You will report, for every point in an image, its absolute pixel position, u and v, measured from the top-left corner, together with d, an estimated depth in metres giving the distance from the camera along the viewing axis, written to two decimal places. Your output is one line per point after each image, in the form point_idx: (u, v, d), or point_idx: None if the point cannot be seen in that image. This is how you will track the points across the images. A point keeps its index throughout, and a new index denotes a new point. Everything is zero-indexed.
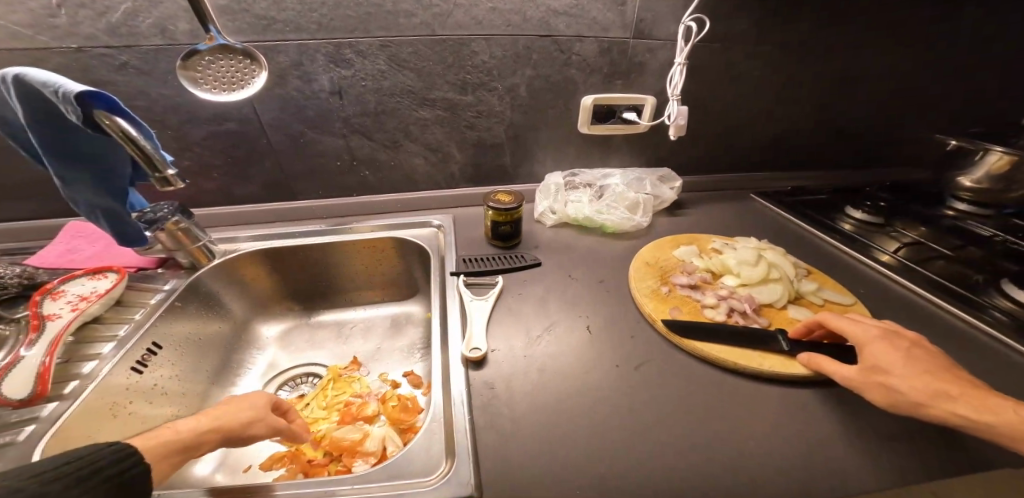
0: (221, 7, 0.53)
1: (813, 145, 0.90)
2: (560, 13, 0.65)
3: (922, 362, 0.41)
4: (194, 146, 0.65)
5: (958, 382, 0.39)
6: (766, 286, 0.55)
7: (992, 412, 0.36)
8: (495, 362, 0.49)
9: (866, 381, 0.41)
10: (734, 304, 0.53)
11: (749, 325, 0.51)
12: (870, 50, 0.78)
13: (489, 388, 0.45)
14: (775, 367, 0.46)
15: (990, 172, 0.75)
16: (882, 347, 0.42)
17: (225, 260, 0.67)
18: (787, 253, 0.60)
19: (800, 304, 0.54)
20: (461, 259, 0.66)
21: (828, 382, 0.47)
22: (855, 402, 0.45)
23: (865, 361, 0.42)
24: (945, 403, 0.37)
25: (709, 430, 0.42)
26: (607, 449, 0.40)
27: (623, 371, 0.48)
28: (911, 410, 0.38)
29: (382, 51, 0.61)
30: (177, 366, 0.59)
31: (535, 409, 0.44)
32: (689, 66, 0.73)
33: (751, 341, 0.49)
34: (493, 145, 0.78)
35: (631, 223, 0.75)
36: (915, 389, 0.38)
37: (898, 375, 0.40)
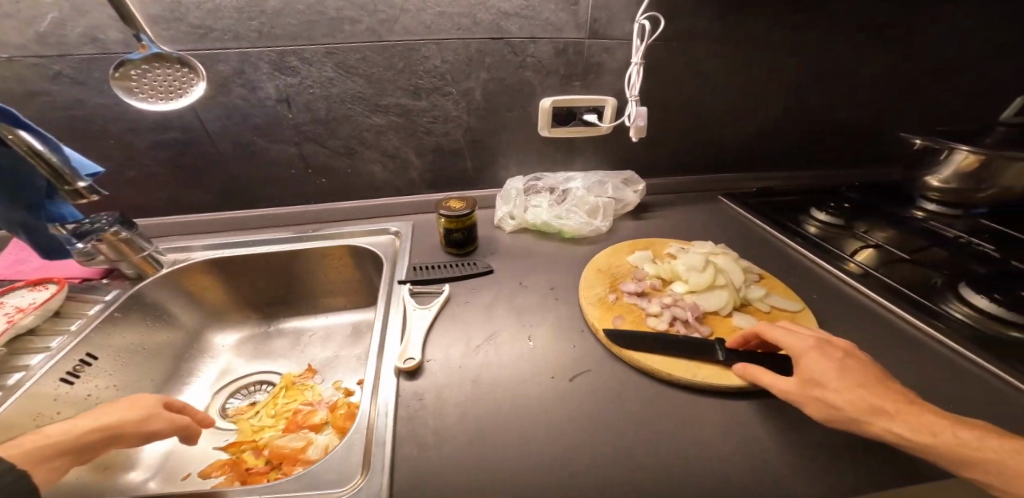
0: (153, 17, 0.53)
1: (784, 145, 0.88)
2: (512, 15, 0.63)
3: (858, 373, 0.39)
4: (138, 154, 0.66)
5: (895, 395, 0.37)
6: (712, 293, 0.54)
7: (925, 429, 0.34)
8: (430, 373, 0.49)
9: (801, 394, 0.40)
10: (677, 312, 0.52)
11: (690, 333, 0.51)
12: (836, 48, 0.76)
13: (417, 399, 0.45)
14: (709, 378, 0.45)
15: (957, 170, 0.74)
16: (818, 357, 0.41)
17: (171, 270, 0.70)
18: (739, 258, 0.59)
19: (745, 312, 0.53)
20: (411, 266, 0.66)
21: (764, 393, 0.46)
22: (786, 410, 0.44)
23: (800, 373, 0.41)
24: (880, 419, 0.36)
25: (634, 444, 0.41)
26: (527, 465, 0.39)
27: (558, 382, 0.47)
28: (847, 425, 0.37)
29: (328, 58, 0.61)
30: (116, 375, 0.61)
31: (461, 421, 0.43)
32: (646, 65, 0.72)
33: (689, 351, 0.48)
34: (453, 150, 0.77)
35: (589, 228, 0.74)
36: (848, 403, 0.37)
37: (832, 389, 0.38)
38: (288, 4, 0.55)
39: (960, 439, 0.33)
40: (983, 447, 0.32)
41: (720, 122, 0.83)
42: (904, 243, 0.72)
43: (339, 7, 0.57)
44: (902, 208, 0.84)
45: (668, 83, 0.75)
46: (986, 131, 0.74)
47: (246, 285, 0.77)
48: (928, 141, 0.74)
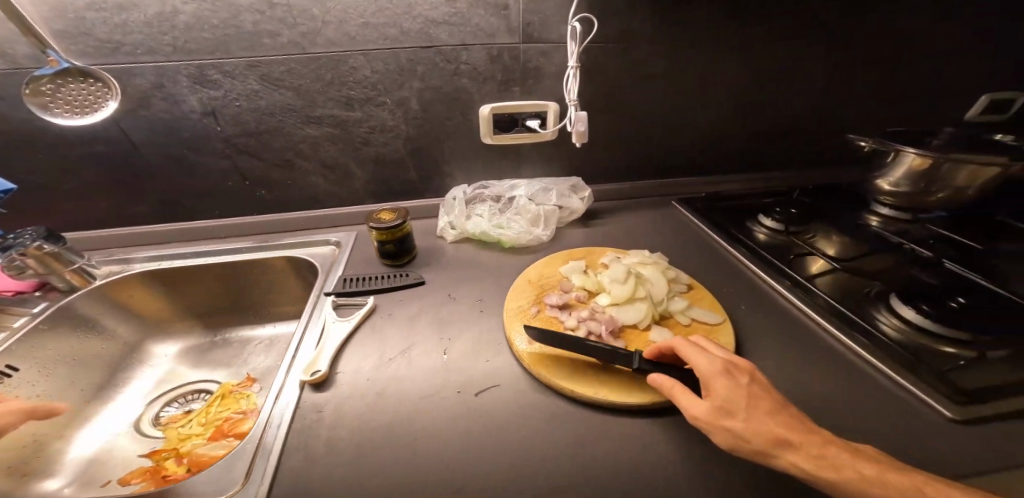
0: (59, 32, 0.53)
1: (736, 149, 0.87)
2: (441, 22, 0.62)
3: (767, 400, 0.38)
4: (69, 167, 0.67)
5: (800, 426, 0.36)
6: (632, 306, 0.53)
7: (832, 465, 0.33)
8: (334, 387, 0.49)
9: (711, 421, 0.37)
10: (592, 327, 0.51)
11: (601, 349, 0.50)
12: (777, 50, 0.75)
13: (315, 411, 0.46)
14: (607, 395, 0.45)
15: (907, 172, 0.71)
16: (729, 382, 0.39)
17: (104, 282, 0.72)
18: (666, 270, 0.59)
19: (663, 325, 0.52)
20: (342, 278, 0.66)
21: (666, 410, 0.45)
22: (677, 422, 0.44)
23: (713, 398, 0.38)
24: (788, 453, 0.34)
25: (522, 460, 0.40)
26: (407, 483, 0.39)
27: (462, 398, 0.47)
28: (755, 457, 0.35)
29: (251, 70, 0.60)
30: (40, 385, 0.63)
31: (353, 435, 0.43)
32: (583, 68, 0.71)
33: (591, 369, 0.48)
34: (396, 160, 0.76)
35: (529, 236, 0.73)
36: (759, 435, 0.35)
37: (744, 417, 0.36)
38: (200, 18, 0.55)
39: (864, 476, 0.32)
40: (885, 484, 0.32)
41: (668, 127, 0.81)
42: (846, 250, 0.71)
43: (255, 20, 0.56)
44: (856, 215, 0.81)
45: (609, 87, 0.74)
46: (931, 133, 0.74)
47: (193, 295, 0.79)
48: (875, 143, 0.72)
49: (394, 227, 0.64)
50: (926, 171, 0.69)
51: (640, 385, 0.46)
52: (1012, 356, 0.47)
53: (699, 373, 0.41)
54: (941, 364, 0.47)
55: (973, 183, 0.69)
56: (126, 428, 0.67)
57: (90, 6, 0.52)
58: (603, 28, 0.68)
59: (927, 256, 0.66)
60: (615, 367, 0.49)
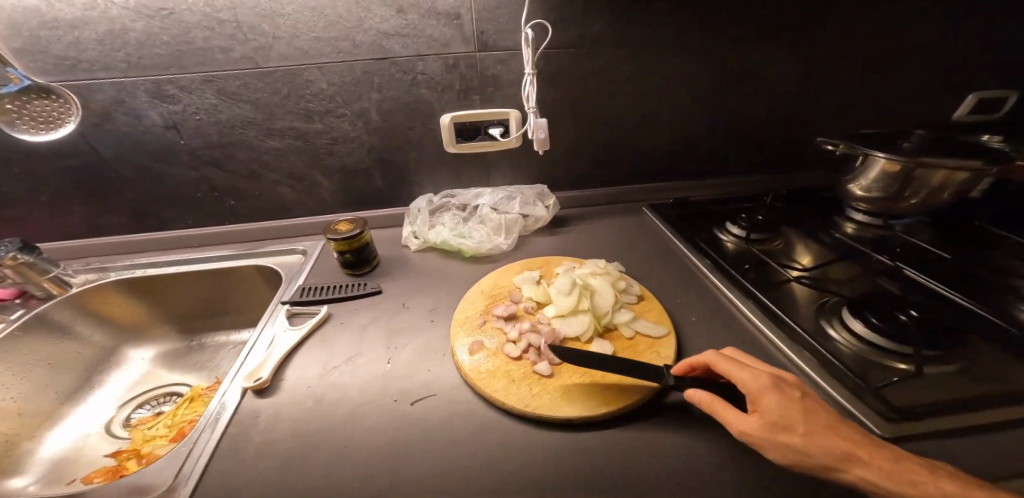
0: (18, 50, 0.56)
1: (707, 156, 0.86)
2: (393, 34, 0.62)
3: (826, 414, 0.37)
4: (43, 179, 0.71)
5: (865, 439, 0.36)
6: (574, 318, 0.56)
7: (902, 480, 0.33)
8: (276, 394, 0.51)
9: (767, 436, 0.37)
10: (531, 340, 0.54)
11: (539, 361, 0.52)
12: (741, 55, 0.74)
13: (252, 417, 0.48)
14: (536, 408, 0.46)
15: (877, 176, 0.67)
16: (779, 396, 0.38)
17: (81, 289, 0.74)
18: (614, 281, 0.61)
19: (604, 338, 0.54)
20: (300, 287, 0.67)
21: (592, 424, 0.46)
22: (596, 434, 0.45)
23: (767, 413, 0.38)
24: (858, 470, 0.34)
25: (441, 470, 0.42)
26: (329, 488, 0.41)
27: (397, 407, 0.49)
28: (821, 473, 0.35)
29: (207, 85, 0.62)
30: (16, 389, 0.65)
31: (286, 440, 0.46)
32: (541, 76, 0.71)
33: (527, 381, 0.50)
34: (361, 171, 0.77)
35: (490, 245, 0.73)
36: (824, 451, 0.35)
37: (800, 434, 0.36)
38: (150, 35, 0.57)
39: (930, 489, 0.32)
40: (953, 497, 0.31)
41: (634, 133, 0.81)
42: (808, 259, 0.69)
43: (206, 37, 0.58)
44: (829, 221, 0.78)
45: (571, 95, 0.74)
46: (905, 136, 0.70)
47: (167, 302, 0.81)
48: (845, 147, 0.67)
49: (350, 237, 0.65)
50: (895, 175, 0.65)
51: (572, 399, 0.47)
52: (956, 372, 0.46)
53: (746, 388, 0.40)
54: (878, 380, 0.46)
55: (948, 185, 0.64)
56: (97, 429, 0.68)
57: (44, 25, 0.55)
58: (559, 36, 0.67)
59: (891, 265, 0.64)
60: (552, 379, 0.50)
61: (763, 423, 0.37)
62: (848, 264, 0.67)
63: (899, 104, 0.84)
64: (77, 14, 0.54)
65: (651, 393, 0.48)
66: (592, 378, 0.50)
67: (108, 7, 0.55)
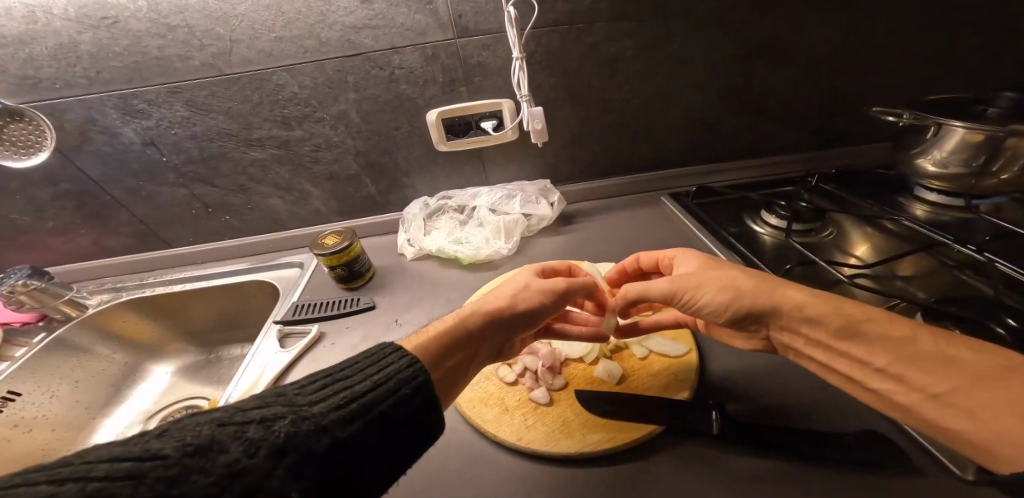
0: None
1: (736, 134, 0.74)
2: (361, 27, 0.56)
3: (739, 278, 0.42)
4: (43, 206, 0.72)
5: (771, 285, 0.41)
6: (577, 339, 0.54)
7: (876, 342, 0.35)
8: None
9: (728, 306, 0.42)
10: (528, 363, 0.51)
11: (536, 387, 0.48)
12: (772, 7, 0.61)
13: None
14: (531, 443, 0.42)
15: (954, 149, 0.54)
16: (700, 278, 0.44)
17: (98, 310, 0.75)
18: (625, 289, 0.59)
19: (610, 358, 0.51)
20: (294, 304, 0.65)
21: (597, 460, 0.41)
22: (604, 474, 0.40)
23: (728, 285, 0.42)
24: (823, 336, 0.37)
25: None
26: None
27: None
28: (776, 319, 0.40)
29: (175, 96, 0.60)
30: (49, 405, 0.67)
31: None
32: (531, 58, 0.62)
33: (524, 408, 0.46)
34: (350, 177, 0.73)
35: (489, 251, 0.68)
36: (786, 317, 0.39)
37: (763, 303, 0.40)
38: (102, 47, 0.55)
39: (901, 353, 0.33)
40: (940, 367, 0.31)
41: (647, 113, 0.70)
42: (858, 253, 0.60)
43: (160, 46, 0.55)
44: (893, 205, 0.66)
45: (569, 76, 0.65)
46: (987, 99, 0.57)
47: (174, 319, 0.81)
48: (911, 117, 0.54)
49: (337, 251, 0.61)
50: (984, 147, 0.52)
51: (571, 431, 0.42)
52: None
53: (669, 288, 0.46)
54: None
55: None
56: None
57: None
58: (549, 9, 0.58)
59: (980, 258, 0.51)
60: (551, 408, 0.46)
61: (723, 294, 0.42)
62: (919, 256, 0.56)
63: (990, 53, 0.68)
64: (23, 29, 0.52)
65: (668, 425, 0.41)
66: (594, 407, 0.44)
67: (50, 19, 0.52)
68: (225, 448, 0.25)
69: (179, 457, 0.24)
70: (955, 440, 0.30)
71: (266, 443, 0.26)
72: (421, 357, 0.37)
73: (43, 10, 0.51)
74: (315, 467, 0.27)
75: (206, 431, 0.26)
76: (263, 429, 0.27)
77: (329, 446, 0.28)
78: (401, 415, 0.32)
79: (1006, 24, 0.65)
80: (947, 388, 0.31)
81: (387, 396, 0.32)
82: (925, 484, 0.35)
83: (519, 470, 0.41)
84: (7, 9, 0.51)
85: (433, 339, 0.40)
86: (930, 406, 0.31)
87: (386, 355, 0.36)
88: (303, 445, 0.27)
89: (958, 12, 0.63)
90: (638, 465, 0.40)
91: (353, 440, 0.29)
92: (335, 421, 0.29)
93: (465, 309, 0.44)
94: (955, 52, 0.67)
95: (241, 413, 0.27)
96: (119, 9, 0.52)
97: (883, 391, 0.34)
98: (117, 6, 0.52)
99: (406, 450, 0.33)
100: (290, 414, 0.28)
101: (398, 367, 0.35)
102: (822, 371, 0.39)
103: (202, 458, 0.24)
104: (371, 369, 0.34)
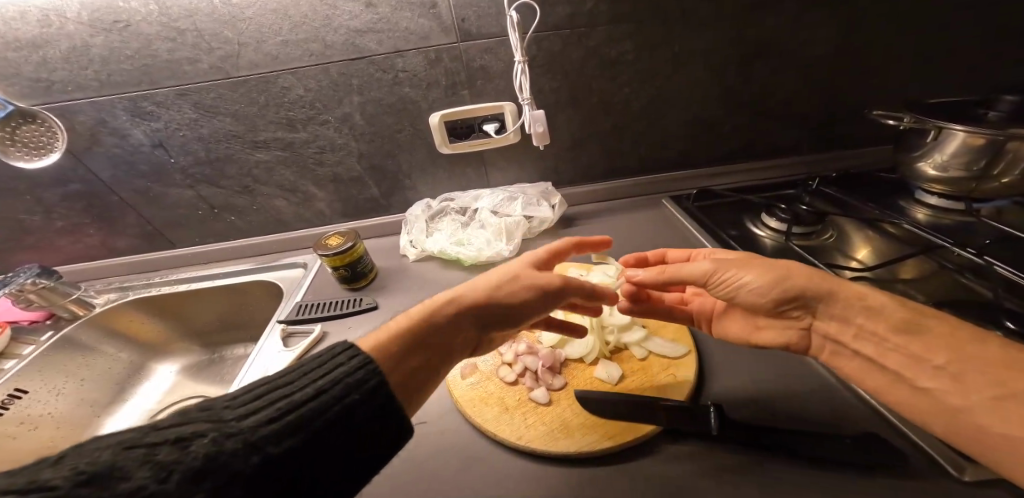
0: None
1: (738, 136, 0.74)
2: (366, 31, 0.57)
3: (785, 264, 0.43)
4: (52, 206, 0.73)
5: (820, 275, 0.42)
6: (577, 340, 0.54)
7: (938, 342, 0.35)
8: None
9: (772, 287, 0.43)
10: (528, 363, 0.51)
11: (536, 387, 0.49)
12: (772, 12, 0.61)
13: None
14: (530, 443, 0.42)
15: (955, 153, 0.55)
16: (745, 262, 0.45)
17: (104, 308, 0.76)
18: None
19: (610, 359, 0.51)
20: (297, 304, 0.65)
21: (596, 459, 0.41)
22: (602, 473, 0.40)
23: (772, 266, 0.44)
24: (880, 328, 0.38)
25: None
26: None
27: None
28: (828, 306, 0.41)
29: (183, 99, 0.61)
30: (54, 403, 0.67)
31: None
32: (533, 61, 0.63)
33: (524, 407, 0.46)
34: (353, 179, 0.73)
35: (490, 252, 0.68)
36: (841, 303, 0.40)
37: (816, 285, 0.41)
38: (113, 50, 0.56)
39: (962, 352, 0.33)
40: (1000, 370, 0.31)
41: (649, 114, 0.71)
42: (858, 256, 0.60)
43: (170, 48, 0.56)
44: (893, 208, 0.67)
45: (570, 79, 0.65)
46: (987, 103, 0.57)
47: (179, 319, 0.82)
48: (911, 120, 0.54)
49: (339, 251, 0.62)
50: (987, 150, 0.52)
51: (570, 432, 0.43)
52: None
53: (707, 270, 0.46)
54: None
55: None
56: None
57: (9, 47, 0.54)
58: (551, 14, 0.59)
59: (979, 261, 0.51)
60: (550, 408, 0.46)
61: (770, 274, 0.43)
62: (919, 259, 0.56)
63: (988, 58, 0.68)
64: (37, 33, 0.53)
65: (666, 424, 0.42)
66: (595, 408, 0.45)
67: (64, 23, 0.53)
68: (127, 476, 0.24)
69: (70, 489, 0.23)
70: (1004, 449, 0.29)
71: (179, 468, 0.25)
72: (381, 358, 0.35)
73: (56, 14, 0.52)
74: (243, 486, 0.26)
75: (105, 457, 0.25)
76: (177, 451, 0.26)
77: (258, 465, 0.27)
78: (347, 423, 0.31)
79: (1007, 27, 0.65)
80: (1008, 391, 0.30)
81: (332, 403, 0.31)
82: (925, 486, 0.35)
83: (519, 469, 0.41)
84: (21, 13, 0.52)
85: (400, 338, 0.37)
86: (983, 408, 0.30)
87: (336, 357, 0.34)
88: (227, 465, 0.26)
89: (957, 16, 0.64)
90: (638, 464, 0.40)
91: (290, 454, 0.28)
92: (266, 435, 0.28)
93: (440, 300, 0.41)
94: (956, 55, 0.67)
95: (154, 435, 0.27)
96: (131, 13, 0.53)
97: (933, 391, 0.33)
98: (129, 10, 0.53)
99: (361, 455, 0.31)
100: (212, 432, 0.27)
101: (346, 370, 0.33)
102: (868, 369, 0.39)
103: (100, 488, 0.23)
104: (317, 373, 0.32)
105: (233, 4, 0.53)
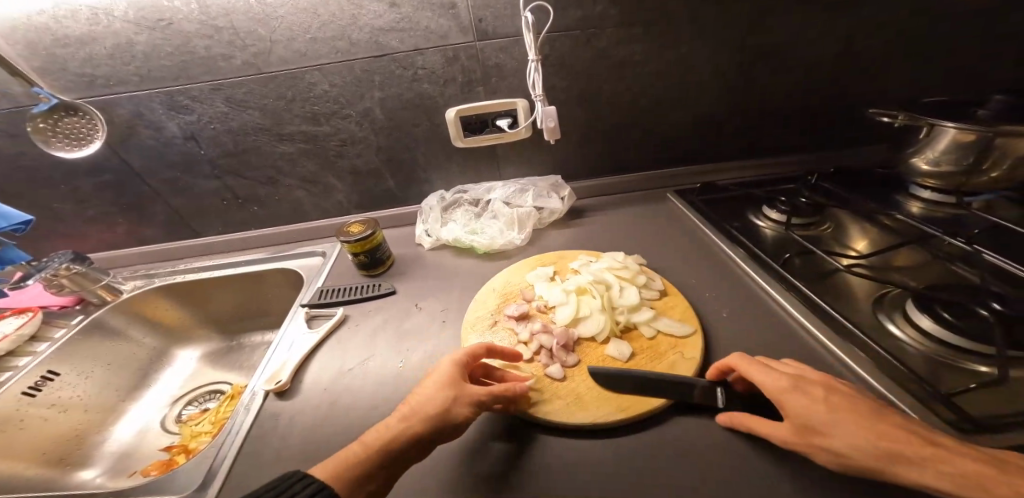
0: (39, 69, 0.60)
1: (740, 132, 0.77)
2: (389, 30, 0.61)
3: (854, 408, 0.35)
4: (86, 196, 0.77)
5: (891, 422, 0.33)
6: (588, 320, 0.56)
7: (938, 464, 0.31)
8: (295, 395, 0.52)
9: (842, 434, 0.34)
10: (542, 341, 0.54)
11: (551, 364, 0.52)
12: (775, 13, 0.64)
13: (271, 419, 0.49)
14: (546, 414, 0.45)
15: (947, 149, 0.58)
16: (808, 395, 0.37)
17: (131, 295, 0.79)
18: (636, 273, 0.62)
19: (620, 338, 0.54)
20: (319, 289, 0.69)
21: (608, 428, 0.44)
22: (613, 442, 0.43)
23: (844, 410, 0.35)
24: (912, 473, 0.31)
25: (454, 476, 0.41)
26: None
27: None
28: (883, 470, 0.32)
29: (216, 93, 0.64)
30: (83, 387, 0.70)
31: (305, 440, 0.47)
32: (546, 59, 0.66)
33: (540, 382, 0.49)
34: (371, 171, 0.77)
35: (502, 241, 0.72)
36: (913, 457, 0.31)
37: (888, 438, 0.32)
38: (155, 47, 0.59)
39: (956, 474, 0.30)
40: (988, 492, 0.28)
41: (656, 111, 0.74)
42: (855, 246, 0.63)
43: (207, 45, 0.60)
44: (889, 202, 0.70)
45: (581, 77, 0.69)
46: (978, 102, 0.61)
47: (201, 305, 0.85)
48: (905, 118, 0.57)
49: (361, 238, 0.65)
50: (979, 145, 0.55)
51: (584, 405, 0.46)
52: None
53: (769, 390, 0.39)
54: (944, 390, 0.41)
55: None
56: (155, 425, 0.72)
57: (57, 43, 0.58)
58: (565, 14, 0.62)
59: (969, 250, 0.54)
60: (564, 383, 0.49)
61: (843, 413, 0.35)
62: (912, 249, 0.59)
63: (980, 59, 0.71)
64: (84, 30, 0.57)
65: (674, 397, 0.45)
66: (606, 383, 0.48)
67: (111, 21, 0.57)
68: None
69: None
70: None
71: None
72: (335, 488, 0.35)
73: (104, 12, 0.56)
74: None
75: None
76: None
77: None
78: None
79: (999, 29, 0.68)
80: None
81: None
82: None
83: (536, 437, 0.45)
84: (72, 12, 0.55)
85: (351, 467, 0.37)
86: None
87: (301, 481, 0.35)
88: None
89: (952, 18, 0.66)
90: (646, 433, 0.43)
91: None
92: None
93: (393, 424, 0.40)
94: (950, 55, 0.70)
95: None
96: (173, 12, 0.57)
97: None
98: (171, 9, 0.56)
99: None
100: None
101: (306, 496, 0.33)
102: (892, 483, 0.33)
103: None
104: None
105: (267, 3, 0.57)
